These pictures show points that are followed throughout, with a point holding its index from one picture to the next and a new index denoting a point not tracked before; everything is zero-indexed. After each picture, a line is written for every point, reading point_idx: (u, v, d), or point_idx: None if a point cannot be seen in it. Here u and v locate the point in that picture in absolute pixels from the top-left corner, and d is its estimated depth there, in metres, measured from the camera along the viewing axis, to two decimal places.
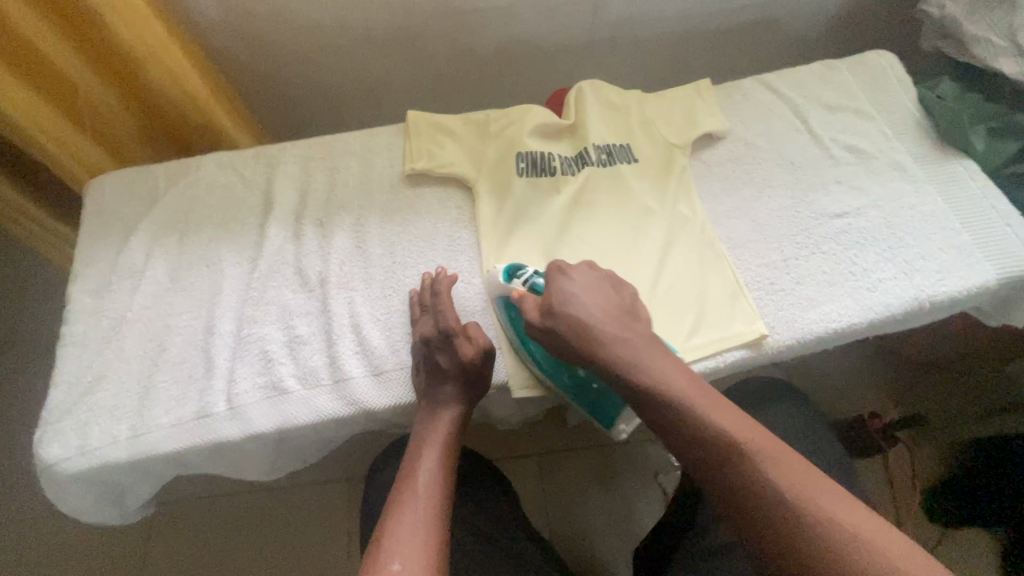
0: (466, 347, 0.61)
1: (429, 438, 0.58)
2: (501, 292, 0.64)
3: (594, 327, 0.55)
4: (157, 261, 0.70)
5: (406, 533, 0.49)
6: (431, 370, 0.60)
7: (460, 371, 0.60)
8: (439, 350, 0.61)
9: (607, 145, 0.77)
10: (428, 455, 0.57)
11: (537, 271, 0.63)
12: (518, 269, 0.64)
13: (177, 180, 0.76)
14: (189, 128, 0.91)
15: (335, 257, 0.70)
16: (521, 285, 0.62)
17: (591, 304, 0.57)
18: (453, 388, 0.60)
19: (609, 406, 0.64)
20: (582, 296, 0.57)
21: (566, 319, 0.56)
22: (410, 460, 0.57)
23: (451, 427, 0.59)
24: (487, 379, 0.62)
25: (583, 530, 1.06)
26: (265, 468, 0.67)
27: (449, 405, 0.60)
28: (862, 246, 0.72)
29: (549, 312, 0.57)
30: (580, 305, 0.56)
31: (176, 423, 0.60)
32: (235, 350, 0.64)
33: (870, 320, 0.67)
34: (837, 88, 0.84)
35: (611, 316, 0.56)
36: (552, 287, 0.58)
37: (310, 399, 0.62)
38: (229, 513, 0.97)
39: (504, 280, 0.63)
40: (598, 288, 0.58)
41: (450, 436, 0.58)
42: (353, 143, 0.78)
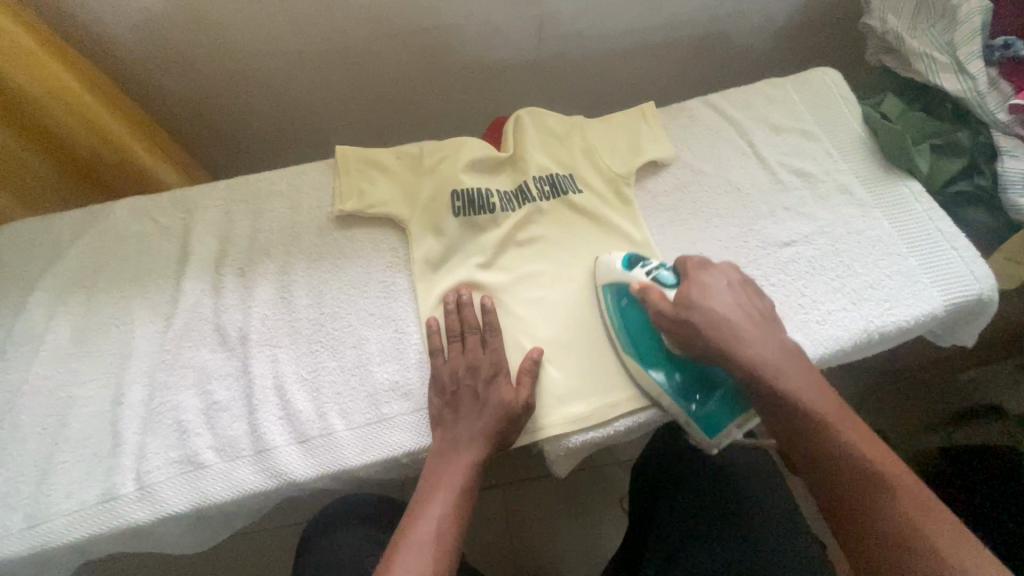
0: (506, 387, 0.58)
1: (444, 477, 0.54)
2: (618, 280, 0.63)
3: (727, 320, 0.55)
4: (60, 323, 0.64)
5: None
6: (471, 403, 0.57)
7: (501, 409, 0.57)
8: (483, 386, 0.58)
9: (549, 176, 0.73)
10: (439, 500, 0.53)
11: (662, 265, 0.61)
12: (639, 260, 0.63)
13: (82, 231, 0.70)
14: (101, 169, 0.83)
15: (257, 311, 0.65)
16: (644, 274, 0.61)
17: (727, 299, 0.57)
18: (487, 427, 0.56)
19: (722, 411, 0.56)
20: (716, 291, 0.57)
21: (703, 313, 0.55)
22: (420, 501, 0.53)
23: (469, 469, 0.55)
24: (519, 430, 0.58)
25: (550, 563, 1.03)
26: (187, 546, 0.62)
27: (471, 446, 0.55)
28: (810, 275, 0.69)
29: (685, 303, 0.56)
30: (714, 297, 0.56)
31: (78, 509, 0.55)
32: (147, 421, 0.59)
33: (820, 354, 0.65)
34: (784, 108, 0.82)
35: (752, 320, 0.56)
36: (693, 283, 0.58)
37: (229, 473, 0.57)
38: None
39: (623, 267, 0.62)
40: (728, 283, 0.59)
41: (465, 481, 0.54)
42: (280, 183, 0.73)
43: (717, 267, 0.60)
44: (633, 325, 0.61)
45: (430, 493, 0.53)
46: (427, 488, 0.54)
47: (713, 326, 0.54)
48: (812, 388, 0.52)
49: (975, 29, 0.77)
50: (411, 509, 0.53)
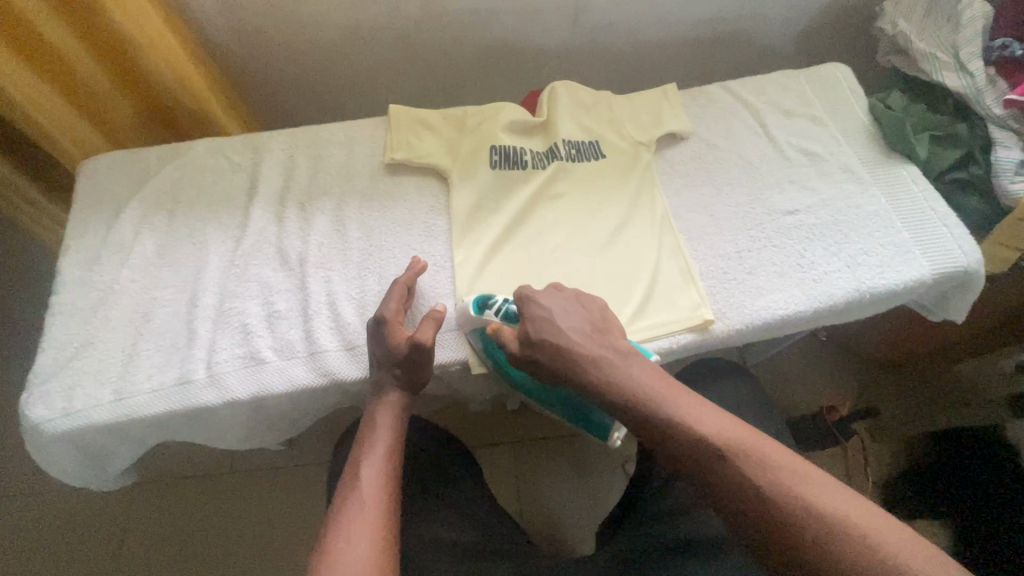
0: (395, 334, 0.62)
1: (374, 425, 0.60)
2: (475, 324, 0.67)
3: (570, 351, 0.58)
4: (145, 238, 0.73)
5: (354, 520, 0.50)
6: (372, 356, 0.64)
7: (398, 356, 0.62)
8: (373, 338, 0.63)
9: (576, 142, 0.82)
10: (375, 443, 0.58)
11: (506, 299, 0.66)
12: (487, 299, 0.66)
13: (166, 163, 0.80)
14: (181, 115, 0.94)
15: (315, 238, 0.74)
16: (492, 314, 0.65)
17: (564, 322, 0.60)
18: (397, 374, 0.62)
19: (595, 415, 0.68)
20: (557, 319, 0.60)
21: (545, 349, 0.59)
22: (359, 447, 0.58)
23: (394, 412, 0.61)
24: (418, 369, 0.62)
25: (557, 515, 1.09)
26: (243, 436, 0.71)
27: (388, 395, 0.61)
28: (809, 240, 0.76)
29: (526, 341, 0.60)
30: (552, 327, 0.60)
31: (157, 389, 0.64)
32: (217, 322, 0.68)
33: (813, 308, 0.71)
34: (796, 95, 0.89)
35: (587, 337, 0.59)
36: (528, 316, 0.61)
37: (285, 370, 0.65)
38: (206, 497, 0.99)
39: (474, 313, 0.66)
40: (574, 313, 0.61)
41: (394, 421, 0.60)
42: (338, 133, 0.83)
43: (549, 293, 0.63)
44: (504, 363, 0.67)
45: (364, 440, 0.58)
46: (364, 436, 0.59)
47: (559, 357, 0.58)
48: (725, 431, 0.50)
49: (977, 31, 0.84)
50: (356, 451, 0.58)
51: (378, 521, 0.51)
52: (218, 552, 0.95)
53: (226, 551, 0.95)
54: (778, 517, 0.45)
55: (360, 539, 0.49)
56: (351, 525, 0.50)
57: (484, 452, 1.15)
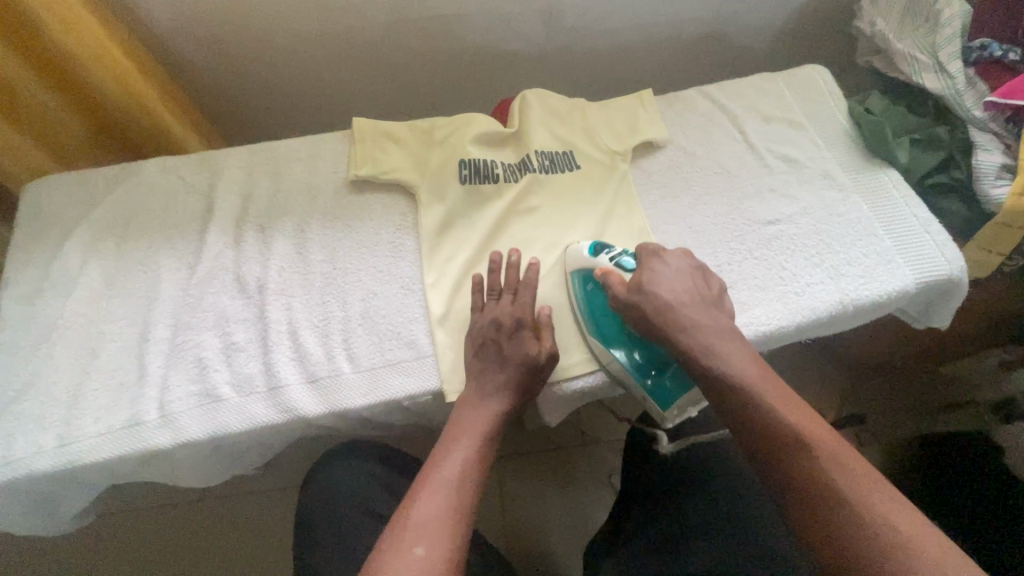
0: (529, 345, 0.61)
1: (470, 429, 0.57)
2: (585, 266, 0.68)
3: (676, 309, 0.60)
4: (92, 267, 0.69)
5: (428, 520, 0.48)
6: (495, 357, 0.62)
7: (524, 363, 0.61)
8: (511, 339, 0.62)
9: (549, 153, 0.79)
10: (462, 446, 0.56)
11: (624, 252, 0.68)
12: (604, 247, 0.69)
13: (114, 186, 0.75)
14: (135, 131, 0.89)
15: (275, 263, 0.70)
16: (607, 260, 0.67)
17: (676, 285, 0.62)
18: (508, 379, 0.60)
19: (676, 386, 0.64)
20: (668, 281, 0.62)
21: (653, 296, 0.61)
22: (449, 447, 0.56)
23: (492, 420, 0.58)
24: (539, 383, 0.62)
25: (542, 532, 1.07)
26: (203, 475, 0.67)
27: (494, 399, 0.60)
28: (791, 252, 0.74)
29: (637, 288, 0.62)
30: (665, 286, 0.61)
31: (104, 432, 0.60)
32: (170, 357, 0.64)
33: (797, 323, 0.69)
34: (775, 99, 0.87)
35: (694, 300, 0.61)
36: (644, 266, 0.64)
37: (244, 406, 0.62)
38: (174, 531, 0.94)
39: (589, 254, 0.68)
40: (690, 287, 0.62)
41: (488, 428, 0.58)
42: (299, 149, 0.79)
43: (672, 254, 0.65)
44: (596, 307, 0.67)
45: (455, 440, 0.56)
46: (451, 433, 0.57)
47: (658, 314, 0.60)
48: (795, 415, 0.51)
49: (955, 32, 0.83)
50: (434, 458, 0.55)
51: (447, 535, 0.47)
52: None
53: None
54: (821, 496, 0.45)
55: (427, 550, 0.45)
56: (419, 533, 0.47)
57: None
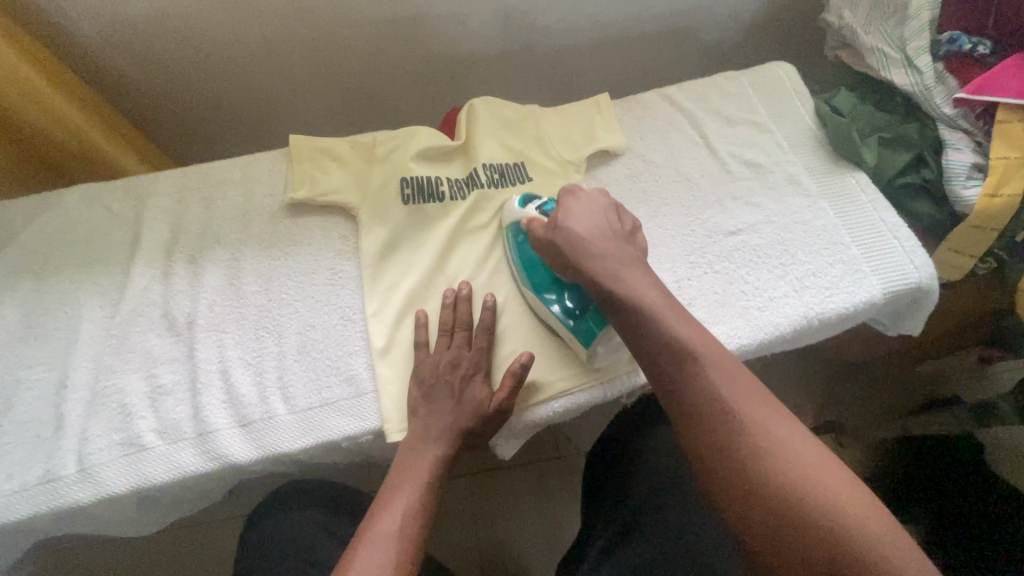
0: (483, 393, 0.59)
1: (411, 475, 0.54)
2: (515, 217, 0.67)
3: (591, 251, 0.57)
4: (10, 309, 0.65)
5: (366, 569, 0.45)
6: (445, 398, 0.58)
7: (475, 408, 0.58)
8: (465, 386, 0.59)
9: (498, 165, 0.75)
10: (406, 492, 0.53)
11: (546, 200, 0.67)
12: (531, 198, 0.68)
13: (34, 218, 0.70)
14: (64, 155, 0.84)
15: (206, 296, 0.66)
16: (533, 209, 0.66)
17: (594, 224, 0.60)
18: (458, 423, 0.57)
19: (597, 323, 0.61)
20: (582, 216, 0.60)
21: (570, 238, 0.58)
22: (391, 491, 0.53)
23: (437, 465, 0.55)
24: (485, 432, 0.60)
25: (517, 551, 1.04)
26: (134, 526, 0.63)
27: (438, 442, 0.56)
28: (754, 263, 0.70)
29: (554, 226, 0.60)
30: (580, 227, 0.59)
31: (18, 490, 0.56)
32: (91, 404, 0.60)
33: (759, 340, 0.66)
34: (738, 101, 0.81)
35: (606, 237, 0.59)
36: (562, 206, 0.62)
37: (170, 455, 0.58)
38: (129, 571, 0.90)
39: (517, 207, 0.67)
40: (621, 251, 0.58)
41: (434, 473, 0.55)
42: (234, 170, 0.74)
43: (589, 193, 0.63)
44: (528, 262, 0.65)
45: (397, 485, 0.53)
46: (396, 479, 0.54)
47: (570, 251, 0.57)
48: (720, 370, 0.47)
49: (923, 23, 0.79)
50: (376, 507, 0.51)
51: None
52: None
53: None
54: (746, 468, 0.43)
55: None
56: None
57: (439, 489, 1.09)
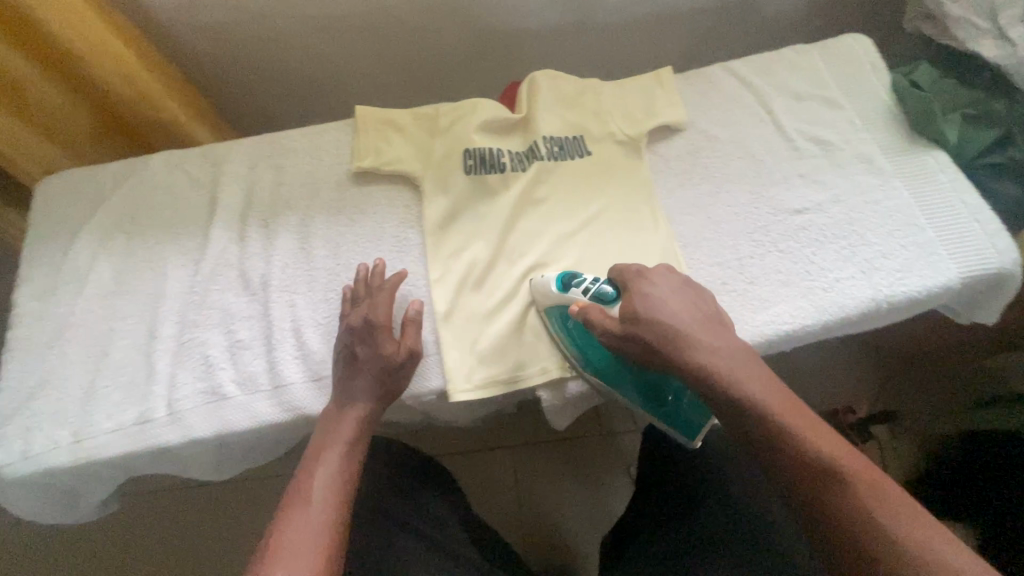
0: (386, 343, 0.59)
1: (331, 437, 0.55)
2: (557, 303, 0.63)
3: (683, 334, 0.53)
4: (102, 264, 0.70)
5: (293, 537, 0.47)
6: (351, 359, 0.59)
7: (378, 362, 0.58)
8: (363, 340, 0.59)
9: (558, 138, 0.75)
10: (333, 455, 0.54)
11: (596, 279, 0.61)
12: (574, 278, 0.62)
13: (122, 181, 0.75)
14: (142, 124, 0.89)
15: (278, 259, 0.69)
16: (581, 293, 0.61)
17: (675, 307, 0.55)
18: (371, 378, 0.58)
19: (690, 408, 0.61)
20: (665, 300, 0.55)
21: (654, 325, 0.54)
22: (314, 456, 0.54)
23: (356, 425, 0.56)
24: (401, 382, 0.60)
25: (558, 523, 1.06)
26: (212, 469, 0.68)
27: (359, 401, 0.57)
28: (821, 243, 0.68)
29: (631, 317, 0.55)
30: (667, 309, 0.55)
31: (117, 429, 0.61)
32: (178, 354, 0.64)
33: (823, 321, 0.64)
34: (808, 75, 0.78)
35: (700, 323, 0.54)
36: (634, 292, 0.57)
37: (249, 405, 0.62)
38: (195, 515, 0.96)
39: (558, 289, 0.62)
40: (683, 294, 0.57)
41: (356, 433, 0.56)
42: (303, 139, 0.77)
43: (660, 270, 0.59)
44: (586, 343, 0.62)
45: (322, 450, 0.54)
46: (322, 442, 0.55)
47: (659, 333, 0.54)
48: (791, 412, 0.49)
49: None
50: (303, 469, 0.53)
51: (319, 560, 0.46)
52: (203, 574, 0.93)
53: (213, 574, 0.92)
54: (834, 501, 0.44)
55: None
56: (291, 554, 0.46)
57: (482, 458, 1.12)
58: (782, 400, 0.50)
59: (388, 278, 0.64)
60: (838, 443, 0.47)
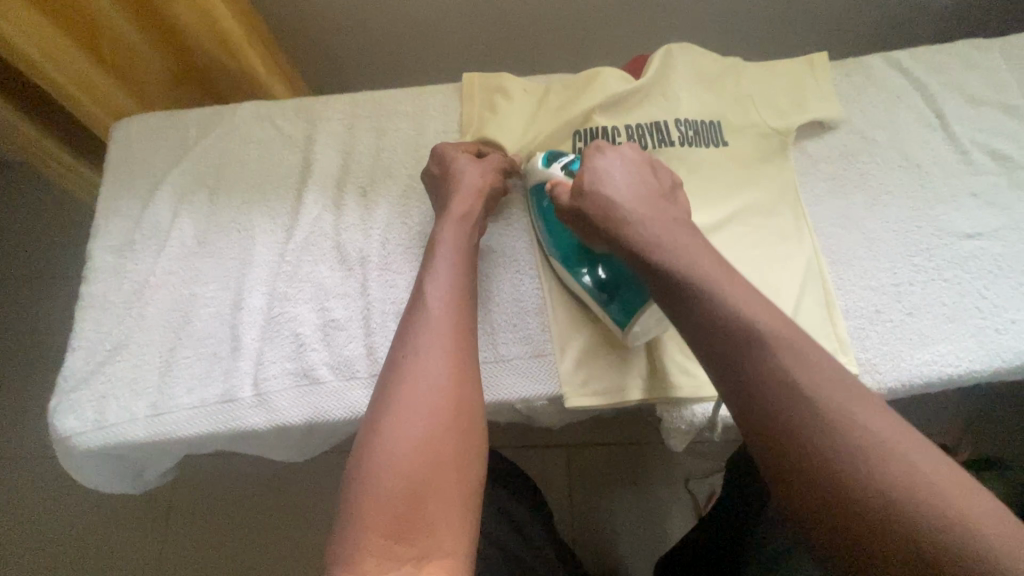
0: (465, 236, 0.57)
1: (420, 323, 0.50)
2: (538, 179, 0.60)
3: (629, 215, 0.50)
4: (184, 220, 0.63)
5: (402, 427, 0.44)
6: (436, 241, 0.56)
7: (463, 246, 0.56)
8: (453, 228, 0.57)
9: (690, 122, 0.66)
10: (424, 340, 0.48)
11: (577, 157, 0.59)
12: (558, 155, 0.59)
13: (207, 131, 0.68)
14: (221, 72, 0.81)
15: (378, 233, 0.62)
16: (560, 170, 0.58)
17: (631, 187, 0.53)
18: (456, 257, 0.55)
19: (631, 296, 0.54)
20: (623, 184, 0.53)
21: (597, 200, 0.52)
22: (404, 344, 0.49)
23: (446, 308, 0.51)
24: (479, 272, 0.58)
25: (611, 537, 0.97)
26: (292, 455, 0.62)
27: (437, 285, 0.52)
28: (995, 276, 0.59)
29: (578, 194, 0.53)
30: (614, 188, 0.52)
31: (198, 406, 0.55)
32: (265, 330, 0.58)
33: (993, 367, 0.55)
34: (987, 75, 0.67)
35: (652, 206, 0.51)
36: (586, 166, 0.54)
37: (344, 393, 0.55)
38: (236, 495, 0.90)
39: (541, 165, 0.59)
40: (652, 203, 0.52)
41: (451, 317, 0.50)
42: (406, 102, 0.69)
43: (625, 155, 0.55)
44: (551, 216, 0.59)
45: (411, 338, 0.49)
46: (411, 325, 0.50)
47: (612, 208, 0.51)
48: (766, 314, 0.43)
49: None
50: (398, 343, 0.49)
51: (434, 447, 0.43)
52: (248, 560, 0.87)
53: (255, 556, 0.87)
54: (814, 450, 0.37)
55: (411, 461, 0.42)
56: (406, 446, 0.43)
57: (532, 458, 1.03)
58: (765, 311, 0.43)
59: (466, 177, 0.59)
60: (808, 352, 0.41)
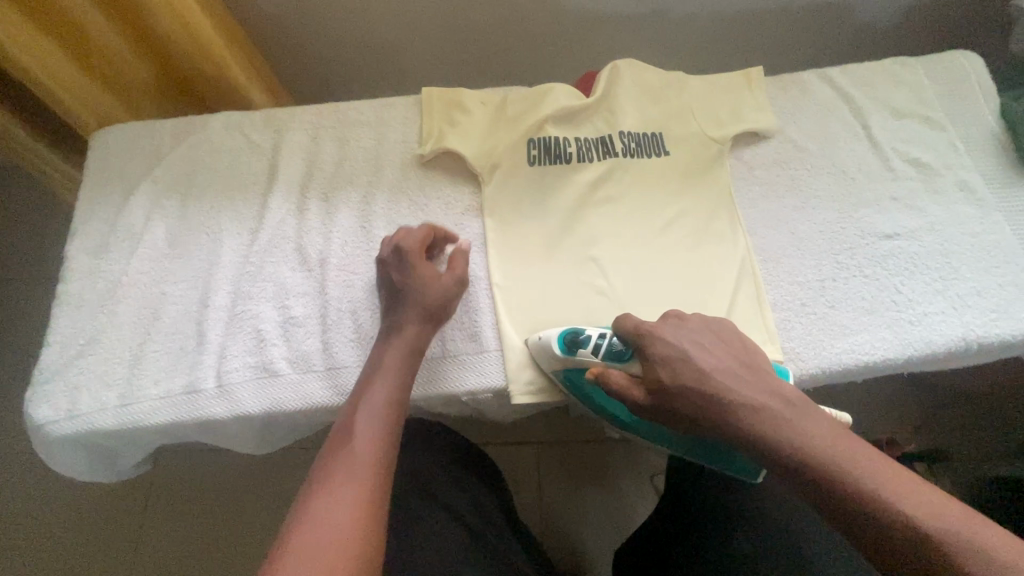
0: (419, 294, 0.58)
1: (369, 391, 0.53)
2: (567, 364, 0.57)
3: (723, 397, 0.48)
4: (156, 224, 0.68)
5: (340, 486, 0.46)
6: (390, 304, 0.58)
7: (418, 303, 0.58)
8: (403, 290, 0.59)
9: (634, 133, 0.70)
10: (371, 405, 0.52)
11: (604, 333, 0.56)
12: (577, 335, 0.56)
13: (180, 140, 0.72)
14: (202, 82, 0.86)
15: (338, 236, 0.66)
16: (594, 350, 0.55)
17: (695, 353, 0.51)
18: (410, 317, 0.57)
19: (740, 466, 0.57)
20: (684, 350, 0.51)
21: (686, 397, 0.49)
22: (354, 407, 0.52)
23: (393, 378, 0.54)
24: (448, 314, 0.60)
25: (575, 525, 1.01)
26: (255, 444, 0.66)
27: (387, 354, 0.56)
28: (910, 273, 0.63)
29: (652, 390, 0.50)
30: (687, 367, 0.50)
31: (165, 396, 0.59)
32: (229, 326, 0.62)
33: (906, 356, 0.60)
34: (908, 89, 0.72)
35: (727, 373, 0.50)
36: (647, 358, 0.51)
37: (300, 385, 0.59)
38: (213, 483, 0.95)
39: (562, 352, 0.56)
40: (709, 349, 0.51)
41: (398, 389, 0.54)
42: (368, 113, 0.73)
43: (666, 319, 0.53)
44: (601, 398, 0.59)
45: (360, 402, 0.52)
46: (361, 392, 0.53)
47: (698, 392, 0.49)
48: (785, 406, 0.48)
49: None
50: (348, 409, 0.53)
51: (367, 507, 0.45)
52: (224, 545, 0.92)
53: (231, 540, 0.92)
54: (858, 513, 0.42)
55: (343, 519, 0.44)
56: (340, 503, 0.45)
57: (500, 451, 1.06)
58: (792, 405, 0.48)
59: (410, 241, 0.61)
60: (822, 421, 0.47)
